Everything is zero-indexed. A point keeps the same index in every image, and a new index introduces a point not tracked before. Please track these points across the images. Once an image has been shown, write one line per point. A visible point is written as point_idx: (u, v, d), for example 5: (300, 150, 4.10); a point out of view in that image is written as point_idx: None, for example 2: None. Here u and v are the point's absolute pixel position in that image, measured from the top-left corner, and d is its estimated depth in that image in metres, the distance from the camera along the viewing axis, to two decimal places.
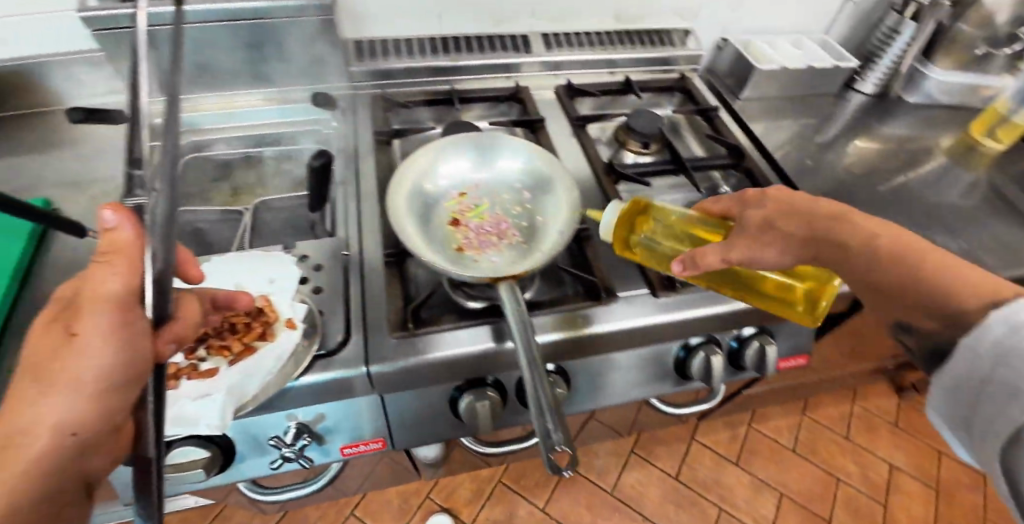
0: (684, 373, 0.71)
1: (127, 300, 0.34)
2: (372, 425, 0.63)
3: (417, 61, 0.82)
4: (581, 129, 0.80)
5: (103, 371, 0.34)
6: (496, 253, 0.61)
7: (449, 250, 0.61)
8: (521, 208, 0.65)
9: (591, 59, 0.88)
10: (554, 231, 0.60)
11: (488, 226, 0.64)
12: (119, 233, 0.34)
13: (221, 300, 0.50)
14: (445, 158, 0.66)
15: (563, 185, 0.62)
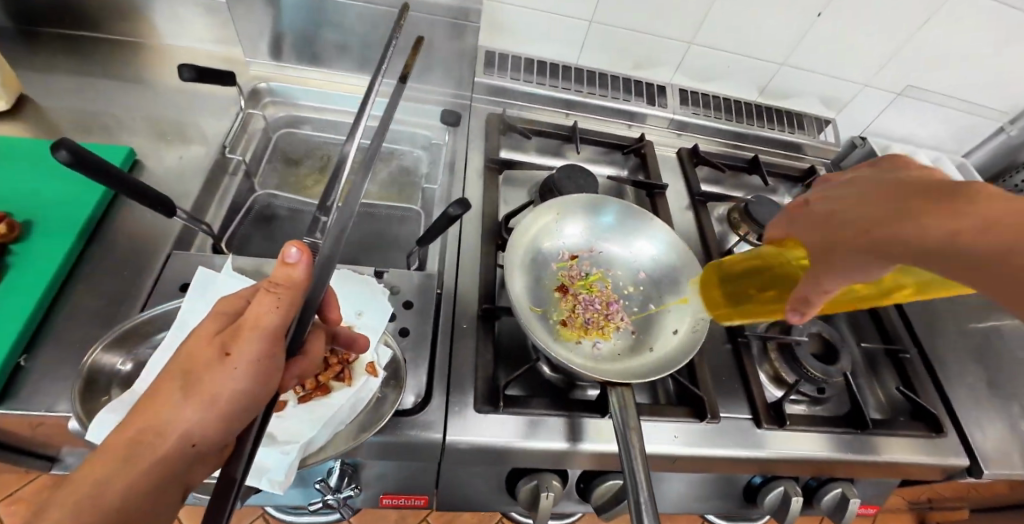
0: (753, 501, 0.64)
1: (278, 333, 0.35)
2: (420, 485, 0.57)
3: (544, 88, 0.76)
4: (701, 206, 0.74)
5: (239, 393, 0.35)
6: (602, 337, 0.55)
7: (551, 321, 0.55)
8: (636, 292, 0.59)
9: (723, 128, 0.81)
10: (672, 332, 0.54)
11: (596, 302, 0.58)
12: (293, 271, 0.35)
13: (342, 337, 0.48)
14: (568, 216, 0.60)
15: (691, 283, 0.56)
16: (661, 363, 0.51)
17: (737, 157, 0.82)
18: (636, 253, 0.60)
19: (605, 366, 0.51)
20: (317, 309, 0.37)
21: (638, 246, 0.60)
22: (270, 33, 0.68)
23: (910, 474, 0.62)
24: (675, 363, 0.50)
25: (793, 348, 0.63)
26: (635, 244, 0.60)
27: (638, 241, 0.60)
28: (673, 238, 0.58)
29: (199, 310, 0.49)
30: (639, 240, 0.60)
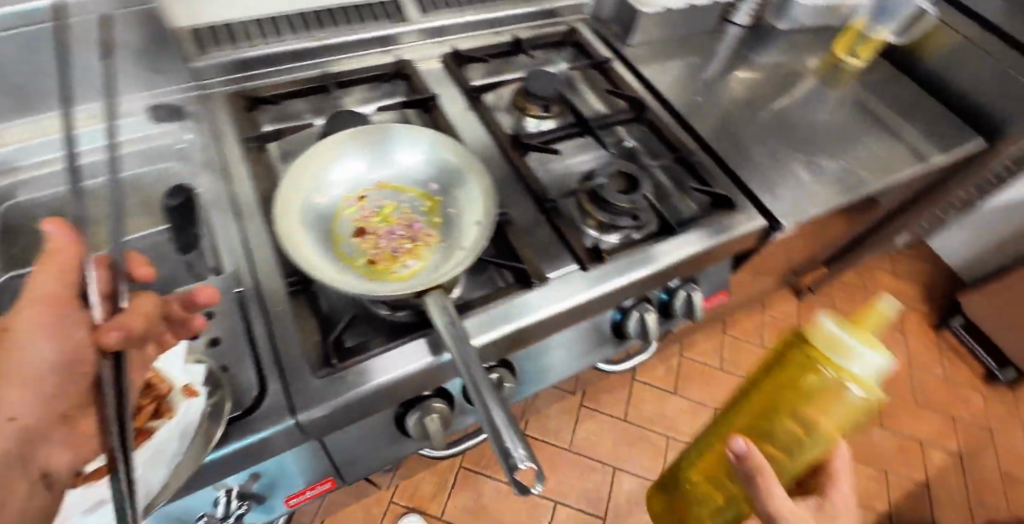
0: (622, 335, 0.71)
1: (60, 298, 0.32)
2: (315, 471, 0.58)
3: (275, 47, 0.71)
4: (477, 101, 0.75)
5: (28, 371, 0.31)
6: (413, 257, 0.56)
7: (361, 264, 0.54)
8: (432, 204, 0.60)
9: (475, 21, 0.81)
10: (473, 222, 0.55)
11: (399, 229, 0.58)
12: (57, 243, 0.33)
13: (176, 316, 0.44)
14: (336, 163, 0.59)
15: (472, 170, 0.58)
16: (468, 251, 0.52)
17: (500, 43, 0.82)
18: (417, 169, 0.61)
19: (421, 280, 0.51)
20: (107, 271, 0.35)
21: (417, 162, 0.61)
22: None
23: (730, 249, 0.71)
24: (479, 245, 0.52)
25: (599, 192, 0.68)
26: (414, 161, 0.61)
27: (415, 158, 0.61)
28: (441, 140, 0.60)
29: None
30: (416, 156, 0.61)
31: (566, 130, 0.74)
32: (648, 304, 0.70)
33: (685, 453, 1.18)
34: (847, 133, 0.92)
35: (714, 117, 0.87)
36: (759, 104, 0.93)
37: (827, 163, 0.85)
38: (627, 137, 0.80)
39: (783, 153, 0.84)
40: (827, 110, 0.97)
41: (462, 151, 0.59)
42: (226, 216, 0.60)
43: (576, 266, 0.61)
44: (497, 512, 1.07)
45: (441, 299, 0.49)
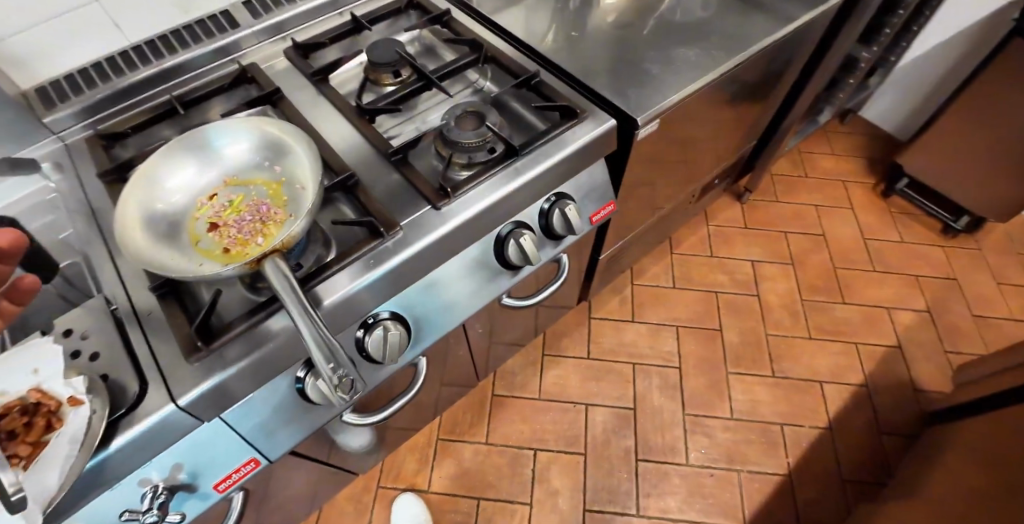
0: (510, 265, 0.74)
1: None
2: (234, 453, 0.63)
3: (116, 84, 0.74)
4: (322, 84, 0.78)
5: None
6: (265, 236, 0.59)
7: (215, 254, 0.57)
8: (279, 185, 0.63)
9: (308, 10, 0.85)
10: (313, 189, 0.59)
11: (249, 214, 0.61)
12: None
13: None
14: (174, 171, 0.62)
15: (303, 142, 0.62)
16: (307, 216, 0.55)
17: (340, 24, 0.85)
18: (258, 158, 0.64)
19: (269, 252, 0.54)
20: None
21: (256, 152, 0.65)
22: None
23: (587, 158, 0.73)
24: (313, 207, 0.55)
25: (446, 134, 0.70)
26: (253, 151, 0.65)
27: (253, 148, 0.65)
28: (270, 124, 0.64)
29: None
30: (254, 145, 0.65)
31: (413, 87, 0.76)
32: (524, 229, 0.72)
33: (653, 374, 1.21)
34: (707, 21, 0.93)
35: (567, 39, 0.89)
36: (615, 15, 0.94)
37: (686, 54, 0.87)
38: (480, 80, 0.81)
39: (639, 55, 0.85)
40: (687, 3, 0.98)
41: (290, 128, 0.62)
42: (98, 246, 0.64)
43: (429, 207, 0.64)
44: (480, 471, 1.11)
45: (276, 265, 0.51)
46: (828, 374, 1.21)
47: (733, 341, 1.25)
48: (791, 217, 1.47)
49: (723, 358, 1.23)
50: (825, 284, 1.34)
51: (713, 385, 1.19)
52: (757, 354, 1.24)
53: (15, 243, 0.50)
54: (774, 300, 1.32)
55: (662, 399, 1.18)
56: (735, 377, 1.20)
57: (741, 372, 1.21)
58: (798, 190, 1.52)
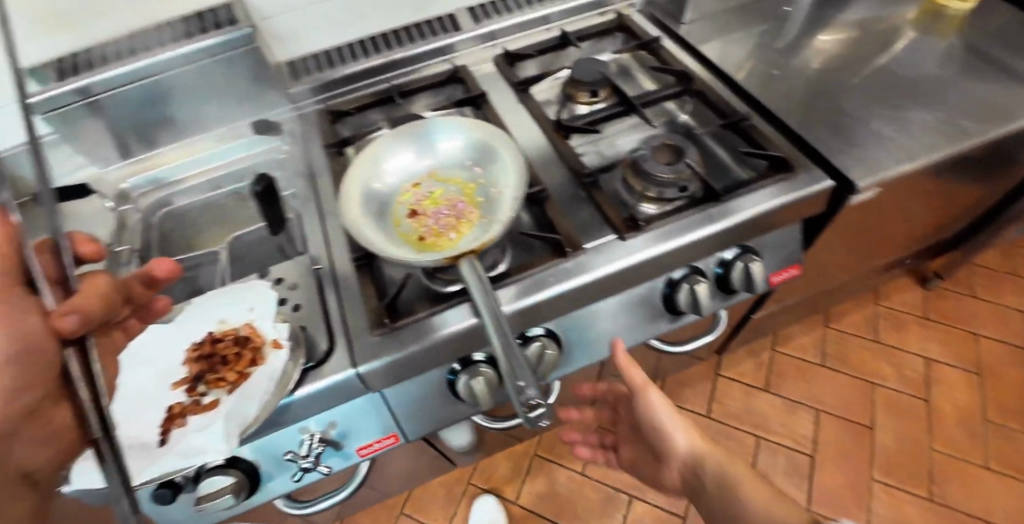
0: (676, 310, 0.70)
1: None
2: (380, 425, 0.67)
3: (350, 68, 0.82)
4: (524, 94, 0.80)
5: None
6: (457, 233, 0.61)
7: (410, 239, 0.61)
8: (477, 187, 0.66)
9: (522, 22, 0.88)
10: (512, 196, 0.60)
11: (446, 209, 0.65)
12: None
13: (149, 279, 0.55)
14: (392, 157, 0.68)
15: (507, 148, 0.63)
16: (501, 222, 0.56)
17: (549, 39, 0.88)
18: (463, 157, 0.68)
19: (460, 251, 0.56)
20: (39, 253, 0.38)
21: (461, 151, 0.68)
22: (111, 139, 0.77)
23: (790, 215, 0.67)
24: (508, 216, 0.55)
25: (641, 165, 0.68)
26: (458, 149, 0.68)
27: (460, 146, 0.68)
28: (479, 125, 0.67)
29: (125, 368, 0.57)
30: (461, 144, 0.68)
31: (612, 111, 0.76)
32: (700, 276, 0.68)
33: (779, 454, 1.09)
34: (949, 84, 0.82)
35: (779, 81, 0.83)
36: (836, 64, 0.86)
37: (920, 118, 0.76)
38: (678, 112, 0.80)
39: (862, 112, 0.77)
40: (926, 61, 0.86)
41: (496, 132, 0.65)
42: (313, 208, 0.72)
43: (614, 235, 0.63)
44: (571, 499, 1.09)
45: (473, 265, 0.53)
46: (1005, 517, 1.01)
47: (886, 445, 1.09)
48: (985, 318, 1.25)
49: (869, 460, 1.07)
50: (1018, 408, 1.12)
51: (850, 487, 1.05)
52: (914, 467, 1.06)
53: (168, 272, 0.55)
54: (946, 409, 1.13)
55: (785, 485, 1.06)
56: (880, 486, 1.05)
57: (890, 482, 1.05)
58: (1000, 288, 1.29)
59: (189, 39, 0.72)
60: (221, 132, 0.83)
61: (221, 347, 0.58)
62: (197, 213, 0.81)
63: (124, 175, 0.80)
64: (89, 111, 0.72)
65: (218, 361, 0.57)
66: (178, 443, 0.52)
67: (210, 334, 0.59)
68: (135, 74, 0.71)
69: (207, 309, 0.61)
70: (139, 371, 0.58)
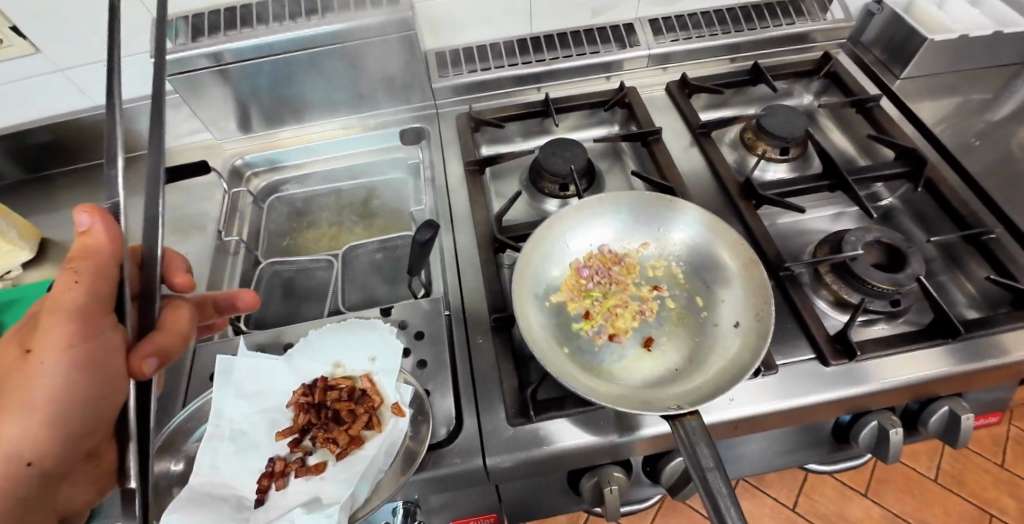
0: (846, 441, 0.58)
1: (89, 315, 0.34)
2: (482, 507, 0.57)
3: (504, 70, 0.74)
4: (704, 139, 0.69)
5: (69, 384, 0.34)
6: (654, 336, 0.52)
7: (565, 325, 0.53)
8: (683, 292, 0.55)
9: (708, 46, 0.75)
10: (731, 326, 0.50)
11: (616, 311, 0.54)
12: (88, 236, 0.34)
13: (221, 304, 0.50)
14: (590, 225, 0.59)
15: (744, 278, 0.51)
16: (730, 369, 0.46)
17: (736, 71, 0.75)
18: (679, 249, 0.57)
19: (655, 384, 0.48)
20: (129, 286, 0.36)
21: (685, 242, 0.57)
22: (236, 110, 0.71)
23: None
24: (743, 367, 0.45)
25: (851, 266, 0.55)
26: (677, 240, 0.57)
27: (681, 238, 0.57)
28: (718, 229, 0.55)
29: (228, 398, 0.50)
30: (691, 239, 0.57)
31: (807, 183, 0.64)
32: (894, 413, 0.55)
33: None
34: None
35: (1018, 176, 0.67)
36: None
37: None
38: (885, 194, 0.66)
39: None
40: None
41: (744, 253, 0.52)
42: (446, 233, 0.64)
43: (814, 357, 0.52)
44: None
45: (694, 433, 0.38)
46: None
47: None
48: None
49: None
50: None
51: None
52: None
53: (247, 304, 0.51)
54: None
55: None
56: None
57: None
58: None
59: (341, 15, 0.64)
60: (348, 121, 0.75)
61: (332, 397, 0.50)
62: (310, 205, 0.74)
63: (244, 149, 0.75)
64: (219, 77, 0.66)
65: (330, 416, 0.50)
66: (275, 513, 0.44)
67: (323, 378, 0.51)
68: (272, 46, 0.64)
69: (322, 345, 0.54)
70: (243, 405, 0.51)
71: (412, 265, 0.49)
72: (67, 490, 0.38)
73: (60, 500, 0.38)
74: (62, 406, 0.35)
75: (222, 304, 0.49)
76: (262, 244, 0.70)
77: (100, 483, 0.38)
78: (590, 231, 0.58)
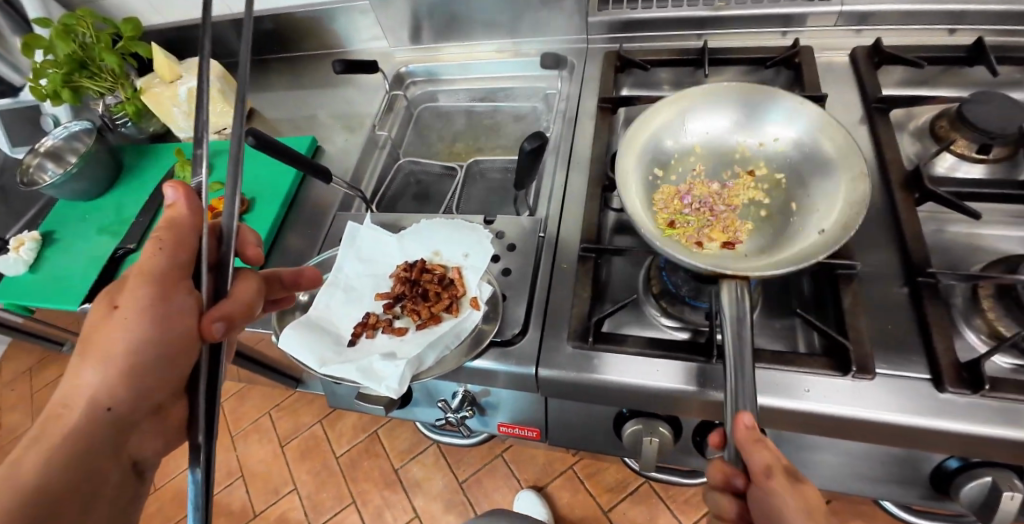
0: (946, 491, 0.50)
1: (168, 278, 0.34)
2: (530, 418, 0.61)
3: (666, 10, 0.71)
4: (878, 116, 0.60)
5: (144, 339, 0.34)
6: (737, 237, 0.50)
7: (651, 202, 0.53)
8: (778, 196, 0.52)
9: (920, 11, 0.64)
10: (818, 231, 0.45)
11: (702, 201, 0.53)
12: (174, 210, 0.35)
13: (287, 281, 0.48)
14: (702, 112, 0.56)
15: (851, 177, 0.46)
16: (799, 255, 0.43)
17: (949, 46, 0.63)
18: (787, 150, 0.53)
19: (721, 257, 0.46)
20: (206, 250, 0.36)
21: (794, 140, 0.53)
22: (411, 20, 0.79)
23: None
24: (812, 256, 0.42)
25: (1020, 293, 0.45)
26: (787, 142, 0.53)
27: (791, 138, 0.53)
28: (832, 126, 0.50)
29: (349, 256, 0.61)
30: (801, 136, 0.52)
31: (999, 190, 0.52)
32: (1020, 478, 0.45)
33: None
34: None
35: None
36: None
37: None
38: None
39: None
40: None
41: (850, 146, 0.48)
42: (563, 162, 0.65)
43: (930, 381, 0.45)
44: None
45: (745, 322, 0.39)
46: None
47: None
48: None
49: None
50: None
51: None
52: None
53: (312, 282, 0.50)
54: None
55: None
56: None
57: None
58: None
59: None
60: (501, 45, 0.79)
61: (426, 278, 0.57)
62: (455, 118, 0.81)
63: (411, 58, 0.84)
64: None
65: (419, 293, 0.57)
66: (361, 354, 0.53)
67: (423, 260, 0.59)
68: None
69: (429, 235, 0.61)
70: (358, 266, 0.61)
71: (518, 176, 0.53)
72: (137, 441, 0.37)
73: (128, 451, 0.37)
74: (136, 365, 0.35)
75: (289, 280, 0.48)
76: (406, 145, 0.80)
77: (168, 437, 0.37)
78: (701, 115, 0.56)
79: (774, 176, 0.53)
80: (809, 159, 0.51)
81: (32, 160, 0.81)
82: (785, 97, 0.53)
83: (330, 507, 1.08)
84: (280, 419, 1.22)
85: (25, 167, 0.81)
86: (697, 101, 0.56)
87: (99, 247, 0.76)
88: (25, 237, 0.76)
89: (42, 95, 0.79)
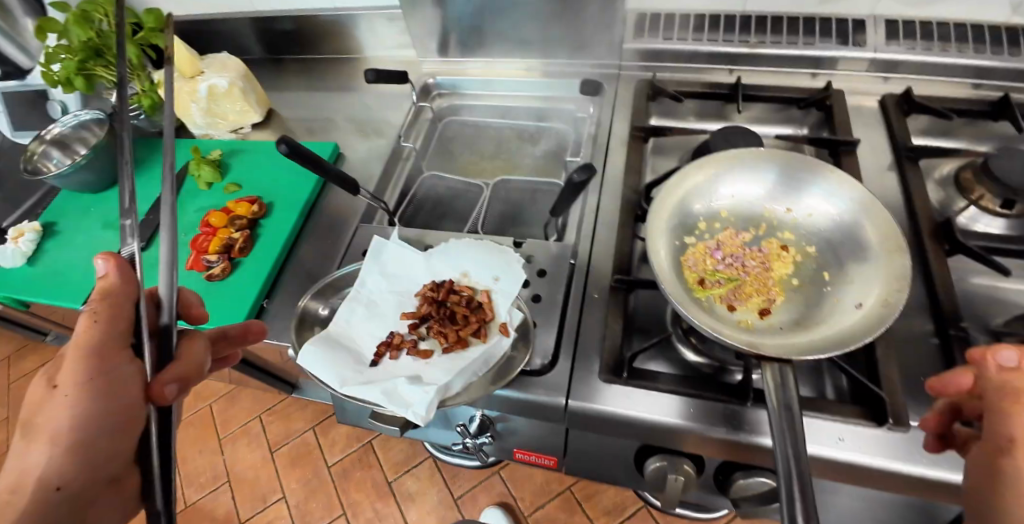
0: None
1: (108, 350, 0.33)
2: (547, 446, 0.60)
3: (701, 44, 0.71)
4: (908, 164, 0.61)
5: (90, 414, 0.32)
6: (770, 304, 0.50)
7: (684, 267, 0.52)
8: (811, 267, 0.52)
9: (950, 63, 0.65)
10: (853, 305, 0.45)
11: (733, 266, 0.53)
12: (106, 282, 0.33)
13: (235, 334, 0.44)
14: (737, 175, 0.56)
15: (884, 260, 0.46)
16: (835, 341, 0.43)
17: (975, 99, 0.65)
18: (817, 222, 0.53)
19: (755, 333, 0.46)
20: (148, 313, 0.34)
21: (830, 216, 0.53)
22: (442, 33, 0.78)
23: None
24: (850, 340, 0.42)
25: None
26: (819, 214, 0.53)
27: (825, 212, 0.53)
28: (872, 209, 0.49)
29: (374, 271, 0.59)
30: (837, 212, 0.52)
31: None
32: None
33: None
34: None
35: None
36: None
37: None
38: None
39: None
40: None
41: (890, 230, 0.47)
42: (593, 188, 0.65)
43: None
44: None
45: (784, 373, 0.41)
46: None
47: None
48: None
49: None
50: None
51: None
52: None
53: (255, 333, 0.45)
54: None
55: None
56: None
57: None
58: None
59: None
60: (531, 64, 0.79)
61: (454, 299, 0.56)
62: (479, 133, 0.81)
63: (438, 70, 0.83)
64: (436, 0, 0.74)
65: (447, 315, 0.56)
66: (384, 376, 0.52)
67: (451, 281, 0.58)
68: None
69: (458, 255, 0.60)
70: (383, 282, 0.59)
71: (558, 203, 0.52)
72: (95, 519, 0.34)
73: None
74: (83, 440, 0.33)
75: (237, 335, 0.44)
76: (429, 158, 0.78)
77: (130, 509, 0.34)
78: (735, 180, 0.56)
79: (805, 245, 0.53)
80: (840, 235, 0.51)
81: (37, 147, 0.78)
82: (821, 167, 0.53)
83: (319, 517, 1.05)
84: (271, 424, 1.19)
85: (30, 153, 0.78)
86: (732, 163, 0.56)
87: (103, 244, 0.73)
88: (26, 228, 0.73)
89: (54, 82, 0.76)
